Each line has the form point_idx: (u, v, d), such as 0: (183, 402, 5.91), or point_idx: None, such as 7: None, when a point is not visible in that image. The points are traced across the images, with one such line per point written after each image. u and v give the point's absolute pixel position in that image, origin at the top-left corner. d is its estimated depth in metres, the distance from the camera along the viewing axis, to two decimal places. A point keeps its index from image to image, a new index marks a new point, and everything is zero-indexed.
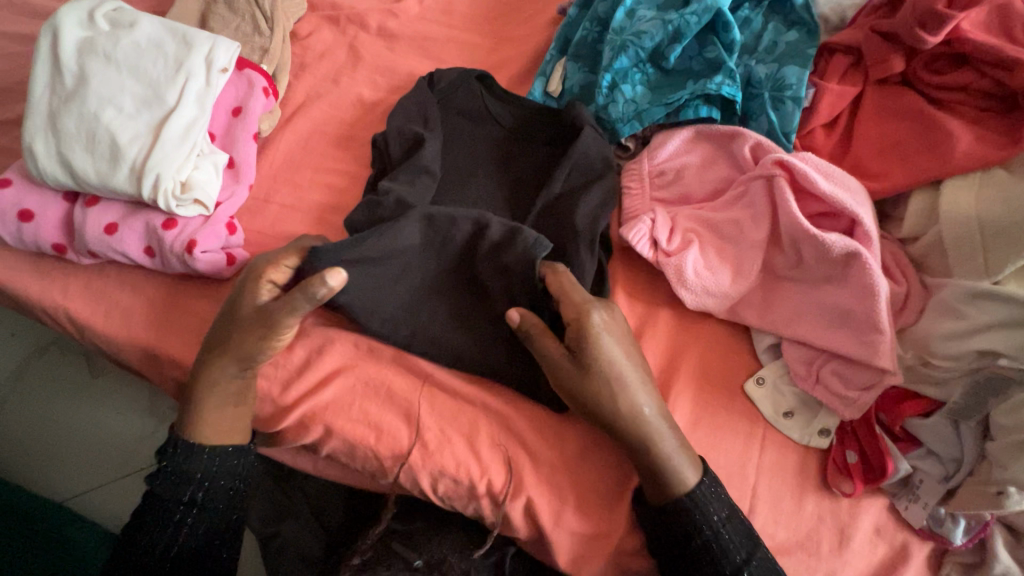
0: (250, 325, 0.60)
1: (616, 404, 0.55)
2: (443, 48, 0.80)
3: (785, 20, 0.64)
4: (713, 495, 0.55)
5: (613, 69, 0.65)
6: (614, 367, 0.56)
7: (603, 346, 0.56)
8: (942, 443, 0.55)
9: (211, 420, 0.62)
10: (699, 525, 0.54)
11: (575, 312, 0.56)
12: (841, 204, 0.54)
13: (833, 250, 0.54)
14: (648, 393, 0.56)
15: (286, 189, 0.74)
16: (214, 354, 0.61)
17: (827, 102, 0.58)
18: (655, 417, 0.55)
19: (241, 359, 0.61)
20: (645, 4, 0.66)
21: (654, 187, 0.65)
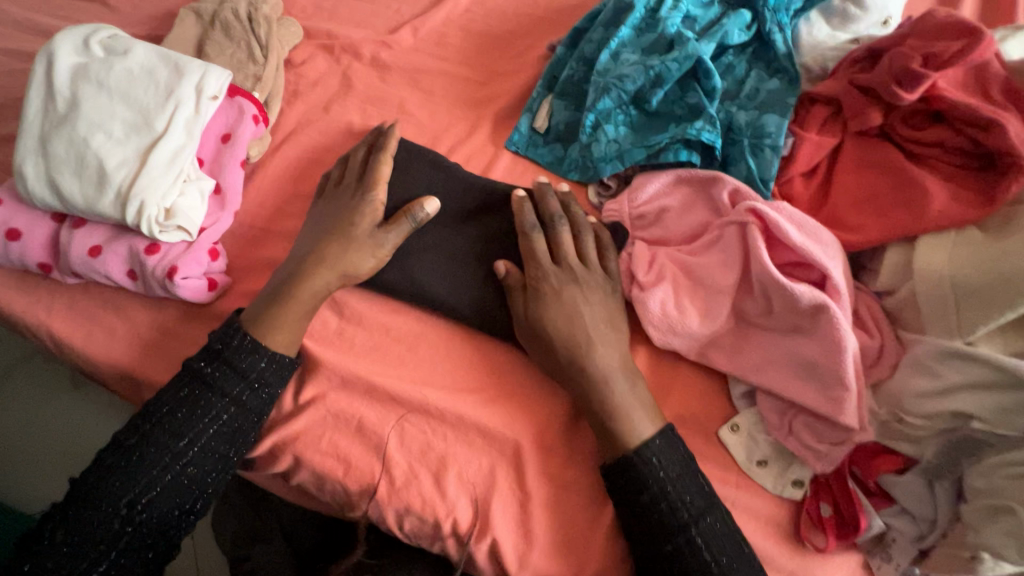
0: (361, 242, 0.65)
1: (567, 356, 0.58)
2: (434, 81, 0.81)
3: (768, 67, 0.64)
4: (666, 456, 0.55)
5: (596, 109, 0.66)
6: (581, 313, 0.60)
7: (573, 304, 0.60)
8: (915, 503, 0.54)
9: (285, 325, 0.62)
10: (641, 485, 0.54)
11: (534, 273, 0.62)
12: (811, 256, 0.53)
13: (800, 302, 0.53)
14: (608, 346, 0.59)
15: (274, 216, 0.75)
16: (298, 290, 0.63)
17: (805, 152, 0.58)
18: (607, 370, 0.58)
19: (339, 270, 0.64)
20: (630, 46, 0.66)
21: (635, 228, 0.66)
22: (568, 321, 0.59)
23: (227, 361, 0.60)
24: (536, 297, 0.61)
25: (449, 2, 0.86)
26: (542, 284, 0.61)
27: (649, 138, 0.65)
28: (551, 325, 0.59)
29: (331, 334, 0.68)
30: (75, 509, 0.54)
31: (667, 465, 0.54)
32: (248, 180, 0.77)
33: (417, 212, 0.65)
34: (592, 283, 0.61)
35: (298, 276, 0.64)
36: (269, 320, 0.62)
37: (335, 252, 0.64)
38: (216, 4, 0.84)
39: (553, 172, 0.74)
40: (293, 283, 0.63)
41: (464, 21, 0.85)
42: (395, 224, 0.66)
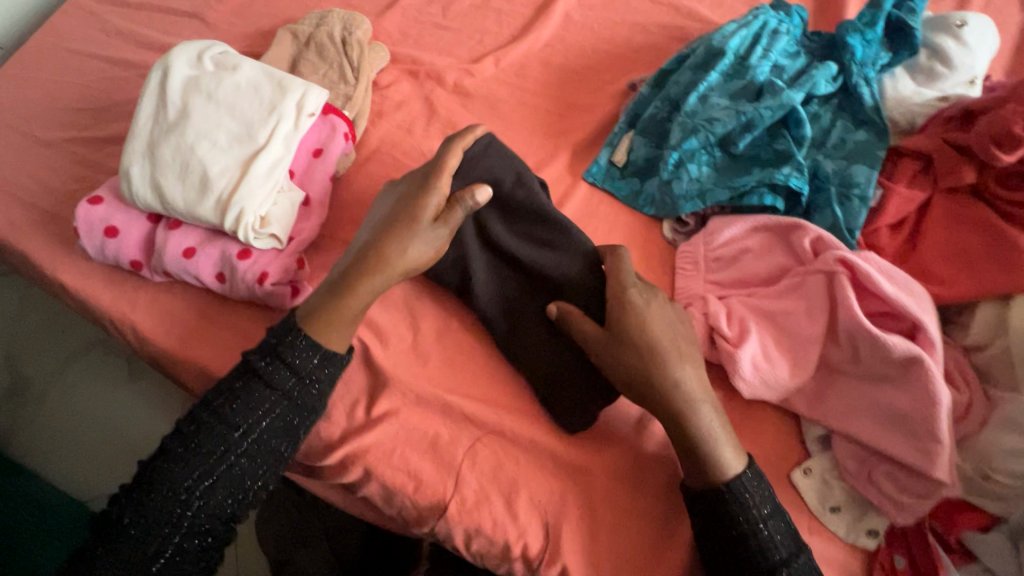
0: (414, 234, 0.61)
1: (654, 381, 0.57)
2: (514, 111, 0.85)
3: (853, 118, 0.66)
4: (756, 489, 0.55)
5: (681, 148, 0.68)
6: (657, 339, 0.58)
7: (651, 324, 0.59)
8: (1001, 564, 0.52)
9: (335, 324, 0.60)
10: (737, 518, 0.54)
11: (617, 291, 0.61)
12: (904, 308, 0.54)
13: (893, 352, 0.54)
14: (694, 377, 0.58)
15: (354, 230, 0.78)
16: (355, 279, 0.60)
17: (894, 204, 0.60)
18: (694, 392, 0.57)
19: (394, 271, 0.61)
20: (718, 90, 0.68)
21: (709, 269, 0.69)
22: (654, 356, 0.58)
23: (281, 355, 0.58)
24: (617, 321, 0.60)
25: (531, 36, 0.89)
26: (632, 306, 0.60)
27: (734, 179, 0.67)
28: (630, 354, 0.58)
29: (406, 349, 0.70)
30: (145, 497, 0.54)
31: (754, 497, 0.55)
32: (332, 194, 0.80)
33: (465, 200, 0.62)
34: (658, 313, 0.60)
35: (355, 263, 0.61)
36: (331, 299, 0.60)
37: (388, 240, 0.61)
38: (312, 27, 0.88)
39: (629, 206, 0.76)
40: (347, 276, 0.60)
41: (544, 55, 0.89)
42: (450, 214, 0.62)
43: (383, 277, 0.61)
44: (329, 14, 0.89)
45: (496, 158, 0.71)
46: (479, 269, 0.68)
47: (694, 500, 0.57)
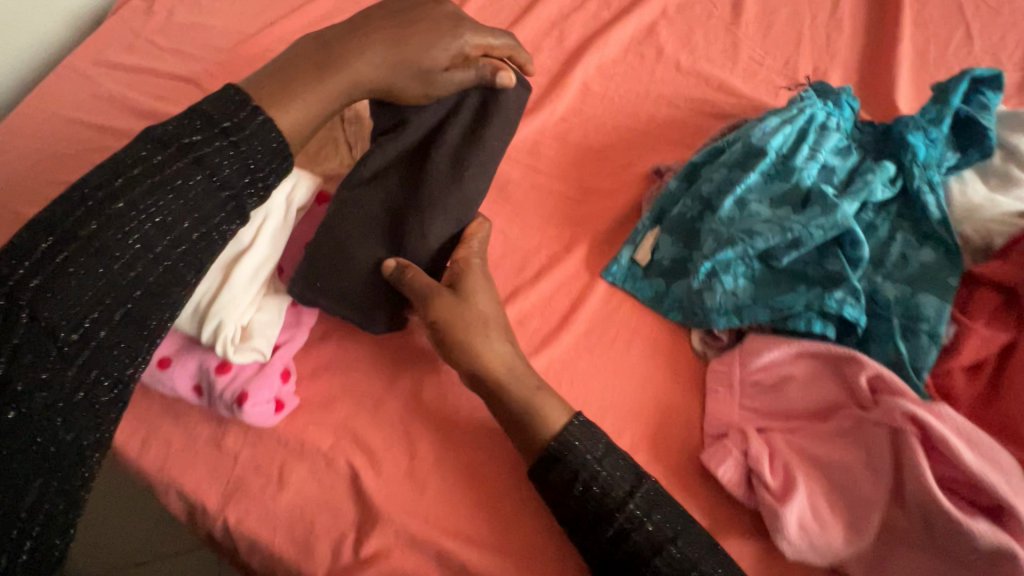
0: (420, 61, 0.59)
1: (484, 355, 0.59)
2: (526, 194, 0.77)
3: (915, 230, 0.58)
4: (584, 435, 0.56)
5: (715, 258, 0.60)
6: (475, 313, 0.61)
7: (473, 292, 0.62)
8: None
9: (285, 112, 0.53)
10: (575, 473, 0.53)
11: (460, 256, 0.64)
12: (991, 490, 0.45)
13: (978, 543, 0.45)
14: (513, 358, 0.60)
15: (349, 333, 0.72)
16: (298, 85, 0.55)
17: (971, 345, 0.51)
18: (508, 359, 0.60)
19: (378, 88, 0.60)
20: (758, 193, 0.60)
21: (745, 394, 0.60)
22: (480, 324, 0.60)
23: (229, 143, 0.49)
24: (455, 281, 0.63)
25: (546, 109, 0.82)
26: (464, 265, 0.63)
27: (775, 297, 0.58)
28: (463, 314, 0.60)
29: (399, 476, 0.63)
30: (60, 236, 0.42)
31: (655, 499, 0.53)
32: None
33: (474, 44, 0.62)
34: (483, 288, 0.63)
35: (319, 66, 0.57)
36: (273, 92, 0.53)
37: (378, 52, 0.58)
38: None
39: (653, 310, 0.68)
40: (319, 55, 0.57)
41: (559, 130, 0.82)
42: (461, 70, 0.62)
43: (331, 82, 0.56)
44: None
45: (497, 124, 0.64)
46: (433, 119, 0.64)
47: (603, 503, 0.52)
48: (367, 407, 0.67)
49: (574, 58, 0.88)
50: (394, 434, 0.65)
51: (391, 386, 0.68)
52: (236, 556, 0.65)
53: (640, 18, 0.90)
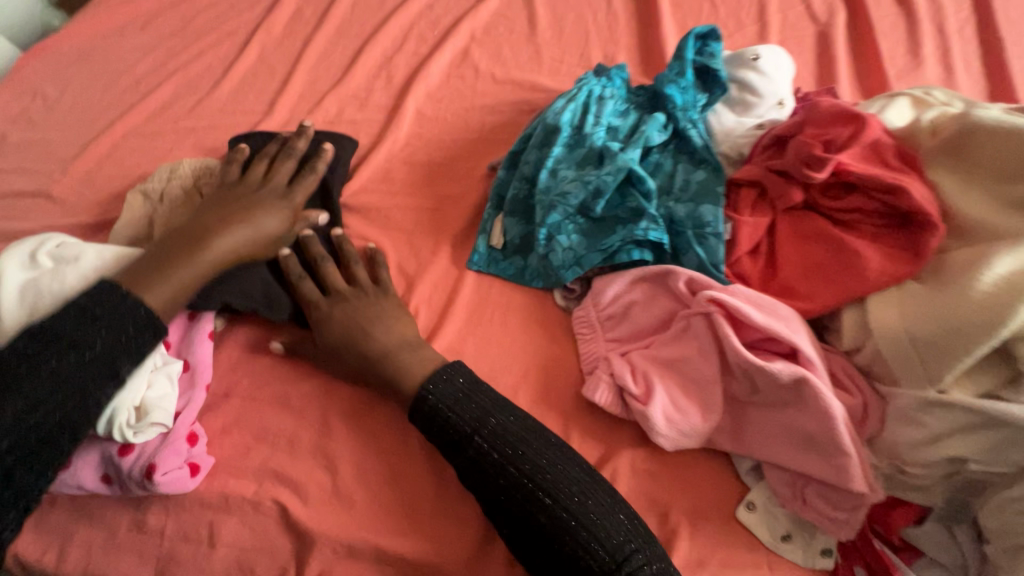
0: (262, 207, 0.73)
1: (362, 343, 0.68)
2: (388, 215, 0.85)
3: (691, 159, 0.71)
4: (444, 389, 0.63)
5: (546, 224, 0.70)
6: (363, 319, 0.69)
7: (348, 304, 0.70)
8: (941, 551, 0.54)
9: (162, 285, 0.63)
10: (444, 420, 0.61)
11: (336, 276, 0.73)
12: (778, 335, 0.56)
13: (782, 379, 0.55)
14: (392, 338, 0.68)
15: (247, 380, 0.74)
16: (175, 266, 0.65)
17: (745, 234, 0.63)
18: (396, 345, 0.67)
19: (228, 251, 0.69)
20: (565, 162, 0.71)
21: (606, 329, 0.70)
22: (357, 333, 0.68)
23: (104, 317, 0.58)
24: (335, 296, 0.71)
25: (388, 140, 0.91)
26: (336, 278, 0.72)
27: (601, 241, 0.69)
28: (335, 325, 0.69)
29: (326, 495, 0.66)
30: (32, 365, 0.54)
31: (501, 424, 0.60)
32: (217, 348, 0.76)
33: (280, 174, 0.78)
34: (372, 305, 0.71)
35: (193, 253, 0.66)
36: (149, 277, 0.63)
37: (241, 232, 0.70)
38: (162, 183, 0.86)
39: (518, 283, 0.77)
40: (192, 232, 0.69)
41: (405, 154, 0.91)
42: (302, 186, 0.78)
43: (196, 271, 0.66)
44: (179, 164, 0.87)
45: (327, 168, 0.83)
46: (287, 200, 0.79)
47: (460, 430, 0.60)
48: (279, 444, 0.69)
49: (404, 91, 0.98)
50: (309, 460, 0.68)
51: (299, 419, 0.71)
52: None
53: (453, 45, 1.02)
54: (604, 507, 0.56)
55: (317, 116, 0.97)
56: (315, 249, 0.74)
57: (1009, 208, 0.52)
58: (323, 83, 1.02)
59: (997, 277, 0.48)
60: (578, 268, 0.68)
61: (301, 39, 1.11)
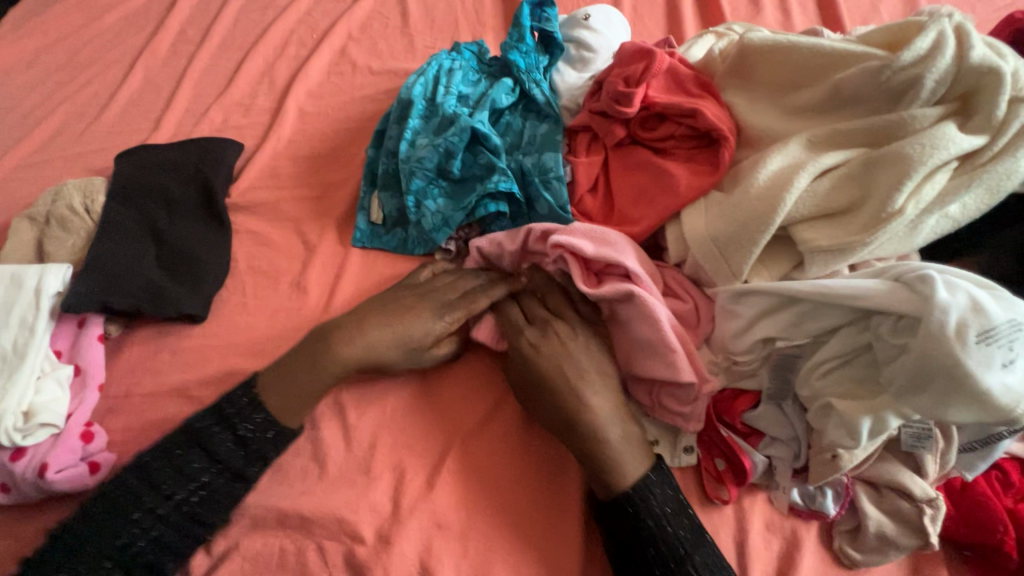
0: (423, 306, 0.69)
1: (560, 414, 0.61)
2: (277, 209, 0.89)
3: (538, 116, 0.76)
4: (657, 489, 0.58)
5: (413, 191, 0.75)
6: (571, 364, 0.62)
7: (543, 357, 0.63)
8: (777, 428, 0.61)
9: (281, 389, 0.66)
10: (642, 515, 0.57)
11: (534, 339, 0.64)
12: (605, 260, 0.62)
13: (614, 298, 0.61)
14: (602, 399, 0.61)
15: (146, 379, 0.76)
16: (302, 378, 0.66)
17: (582, 173, 0.69)
18: (613, 433, 0.60)
19: (384, 362, 0.68)
20: (422, 133, 0.76)
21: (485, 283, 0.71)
22: (538, 381, 0.62)
23: (234, 425, 0.64)
24: (525, 364, 0.63)
25: (273, 139, 0.95)
26: (522, 351, 0.64)
27: (463, 200, 0.73)
28: (541, 362, 0.62)
29: None
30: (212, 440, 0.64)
31: (661, 500, 0.58)
32: (114, 353, 0.78)
33: (451, 290, 0.71)
34: (575, 345, 0.64)
35: (376, 355, 0.67)
36: (291, 403, 0.66)
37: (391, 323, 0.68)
38: (48, 205, 0.87)
39: (401, 254, 0.81)
40: (404, 317, 0.68)
41: (291, 151, 0.95)
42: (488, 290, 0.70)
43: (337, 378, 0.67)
44: (63, 186, 0.88)
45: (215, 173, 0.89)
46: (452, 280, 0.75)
47: (656, 538, 0.56)
48: None
49: (286, 93, 1.02)
50: None
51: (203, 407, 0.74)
52: None
53: (331, 45, 1.07)
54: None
55: (203, 126, 0.99)
56: (513, 304, 0.69)
57: (781, 117, 0.60)
58: (209, 96, 1.05)
59: (770, 174, 0.55)
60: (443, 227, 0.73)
61: (186, 58, 1.14)
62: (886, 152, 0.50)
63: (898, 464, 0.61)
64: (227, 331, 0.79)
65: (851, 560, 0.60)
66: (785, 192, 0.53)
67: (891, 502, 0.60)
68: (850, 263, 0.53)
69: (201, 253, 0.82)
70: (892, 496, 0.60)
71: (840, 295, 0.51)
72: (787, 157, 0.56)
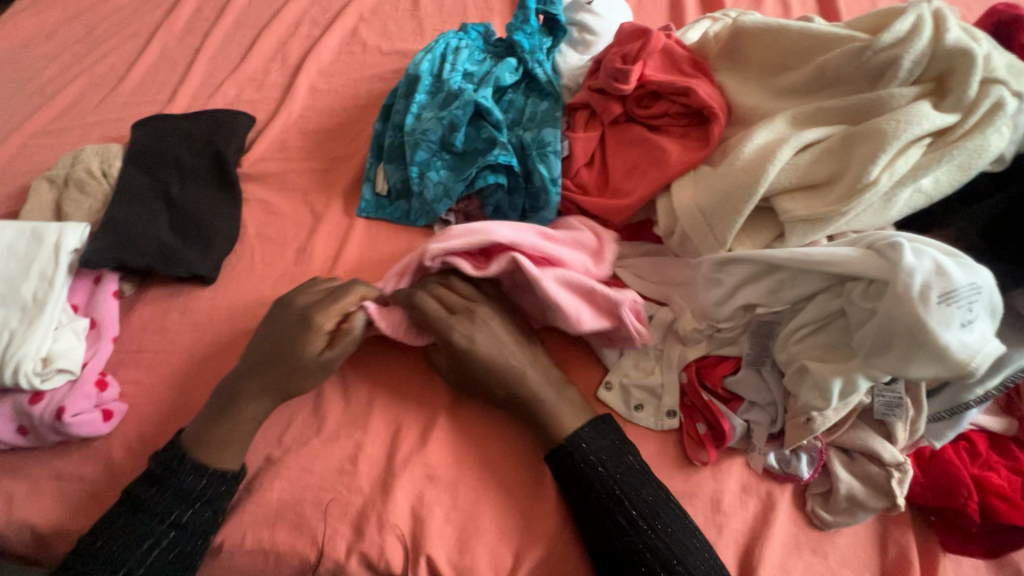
0: (295, 364, 0.66)
1: (501, 390, 0.65)
2: (286, 179, 0.92)
3: (539, 94, 0.80)
4: (595, 440, 0.63)
5: (416, 162, 0.78)
6: (507, 350, 0.66)
7: (482, 337, 0.65)
8: (756, 393, 0.64)
9: (218, 451, 0.64)
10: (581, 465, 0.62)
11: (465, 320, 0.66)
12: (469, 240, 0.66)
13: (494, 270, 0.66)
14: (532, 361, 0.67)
15: (157, 335, 0.79)
16: (230, 436, 0.65)
17: (580, 148, 0.72)
18: (543, 389, 0.65)
19: (285, 394, 0.67)
20: (428, 107, 0.80)
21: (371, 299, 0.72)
22: (486, 369, 0.64)
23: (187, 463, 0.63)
24: (464, 351, 0.65)
25: (283, 113, 0.98)
26: (455, 336, 0.65)
27: (464, 171, 0.77)
28: (478, 356, 0.64)
29: None
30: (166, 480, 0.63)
31: (597, 448, 0.63)
32: (128, 310, 0.82)
33: (333, 318, 0.67)
34: (504, 322, 0.67)
35: (274, 388, 0.67)
36: (232, 453, 0.65)
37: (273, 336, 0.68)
38: (67, 169, 0.90)
39: (404, 224, 0.84)
40: (283, 344, 0.67)
41: (300, 125, 0.98)
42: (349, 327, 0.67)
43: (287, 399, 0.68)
44: (81, 151, 0.92)
45: (226, 143, 0.91)
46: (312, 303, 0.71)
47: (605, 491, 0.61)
48: (191, 388, 0.76)
49: (297, 70, 1.05)
50: None
51: (210, 363, 0.77)
52: None
53: (342, 26, 1.10)
54: (678, 525, 0.60)
55: (217, 99, 1.03)
56: (428, 296, 0.67)
57: (770, 95, 0.63)
58: (223, 71, 1.08)
59: (755, 147, 0.59)
60: (445, 198, 0.76)
61: (201, 34, 1.17)
62: (864, 128, 0.53)
63: (871, 432, 0.63)
64: (233, 292, 0.82)
65: (822, 521, 0.64)
66: (767, 163, 0.56)
67: (861, 466, 0.63)
68: (828, 234, 0.56)
69: (211, 218, 0.86)
70: (864, 461, 0.63)
71: (815, 261, 0.54)
72: (772, 132, 0.59)
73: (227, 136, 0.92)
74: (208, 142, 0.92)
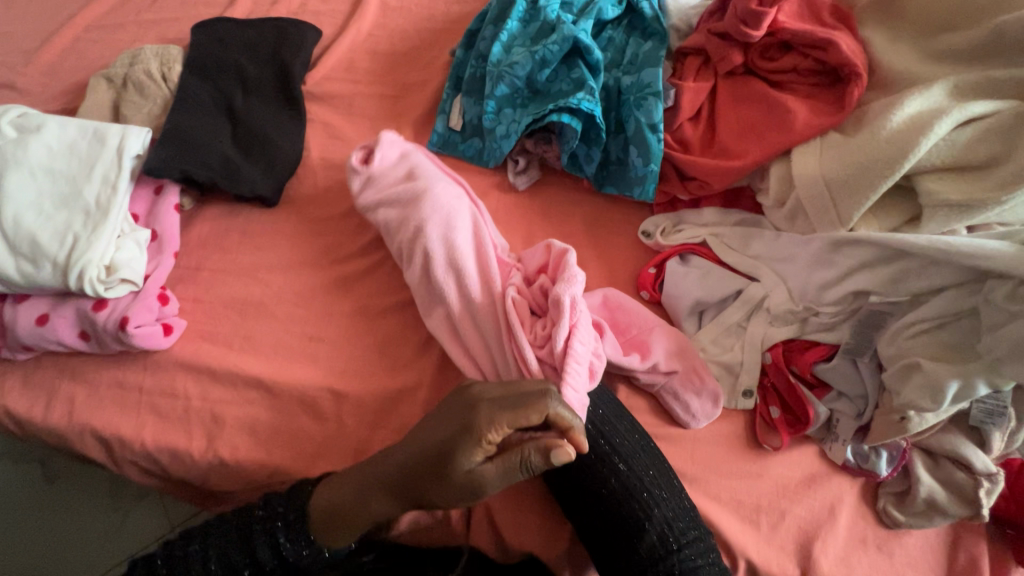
0: (455, 490, 0.52)
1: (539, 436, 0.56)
2: (352, 103, 0.87)
3: (643, 34, 0.72)
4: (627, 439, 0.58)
5: (496, 96, 0.72)
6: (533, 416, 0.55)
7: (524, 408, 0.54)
8: (847, 384, 0.59)
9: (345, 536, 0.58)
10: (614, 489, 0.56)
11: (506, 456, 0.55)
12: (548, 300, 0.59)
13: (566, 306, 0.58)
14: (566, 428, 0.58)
15: (216, 255, 0.77)
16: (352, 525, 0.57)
17: (687, 98, 0.66)
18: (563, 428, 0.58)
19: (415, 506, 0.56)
20: (519, 39, 0.73)
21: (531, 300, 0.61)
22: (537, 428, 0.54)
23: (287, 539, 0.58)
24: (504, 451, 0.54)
25: (352, 30, 0.91)
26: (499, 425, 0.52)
27: (538, 111, 0.70)
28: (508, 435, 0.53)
29: (296, 349, 0.71)
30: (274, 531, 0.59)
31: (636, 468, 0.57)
32: (187, 225, 0.79)
33: (480, 454, 0.51)
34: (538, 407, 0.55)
35: (397, 491, 0.56)
36: (341, 531, 0.58)
37: (421, 435, 0.55)
38: (125, 67, 0.85)
39: (475, 165, 0.77)
40: (436, 464, 0.53)
41: (369, 45, 0.91)
42: (504, 474, 0.51)
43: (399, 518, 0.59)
44: (140, 50, 0.86)
45: (293, 57, 0.85)
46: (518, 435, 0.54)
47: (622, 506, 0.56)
48: (246, 311, 0.74)
49: None
50: (276, 325, 0.72)
51: (266, 289, 0.75)
52: (165, 472, 0.71)
53: None
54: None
55: (281, 8, 0.96)
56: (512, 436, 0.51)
57: (923, 58, 0.56)
58: None
59: (905, 118, 0.52)
60: (515, 135, 0.71)
61: None
62: None
63: (962, 437, 0.60)
64: (294, 219, 0.79)
65: (893, 521, 0.61)
66: (921, 137, 0.50)
67: (946, 471, 0.60)
68: (970, 223, 0.51)
69: (274, 136, 0.80)
70: (949, 466, 0.60)
71: (959, 254, 0.50)
72: (926, 101, 0.53)
73: (294, 49, 0.86)
74: (275, 54, 0.86)
